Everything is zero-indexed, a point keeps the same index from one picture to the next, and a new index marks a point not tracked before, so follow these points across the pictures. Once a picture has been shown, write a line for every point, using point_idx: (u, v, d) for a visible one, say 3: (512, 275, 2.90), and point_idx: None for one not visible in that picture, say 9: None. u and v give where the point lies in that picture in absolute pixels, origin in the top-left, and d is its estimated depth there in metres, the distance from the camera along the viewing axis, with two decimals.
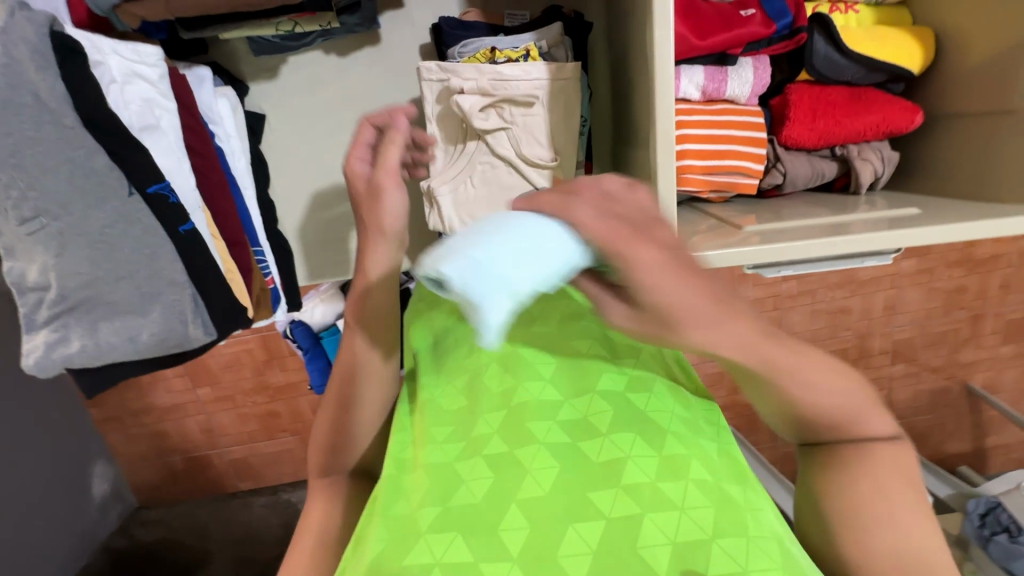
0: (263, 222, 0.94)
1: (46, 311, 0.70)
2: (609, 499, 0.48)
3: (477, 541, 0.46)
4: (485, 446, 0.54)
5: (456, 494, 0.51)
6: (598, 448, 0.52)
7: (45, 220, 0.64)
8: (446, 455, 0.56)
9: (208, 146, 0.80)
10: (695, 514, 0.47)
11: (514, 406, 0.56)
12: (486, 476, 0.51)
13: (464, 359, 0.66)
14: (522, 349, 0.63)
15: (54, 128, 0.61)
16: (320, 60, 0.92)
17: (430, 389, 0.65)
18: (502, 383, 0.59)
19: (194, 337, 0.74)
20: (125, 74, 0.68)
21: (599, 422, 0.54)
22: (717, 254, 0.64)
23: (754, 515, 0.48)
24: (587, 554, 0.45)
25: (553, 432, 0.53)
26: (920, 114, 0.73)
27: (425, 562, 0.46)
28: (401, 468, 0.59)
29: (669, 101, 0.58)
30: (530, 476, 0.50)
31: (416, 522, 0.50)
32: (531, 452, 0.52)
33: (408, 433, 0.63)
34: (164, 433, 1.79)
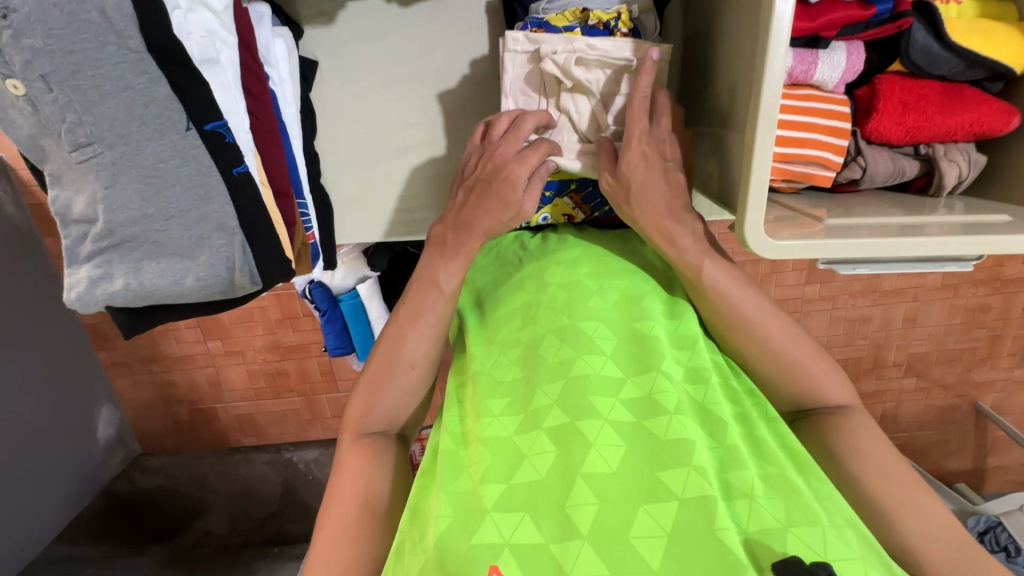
0: (308, 175, 0.91)
1: (91, 245, 0.67)
2: (680, 479, 0.49)
3: (547, 524, 0.50)
4: (545, 422, 0.55)
5: (519, 470, 0.53)
6: (665, 426, 0.53)
7: (100, 148, 0.61)
8: (503, 428, 0.58)
9: (265, 89, 0.76)
10: (767, 504, 0.50)
11: (573, 378, 0.57)
12: (550, 452, 0.53)
13: (517, 332, 0.65)
14: (579, 322, 0.61)
15: (119, 51, 0.58)
16: (381, 8, 0.88)
17: (481, 360, 0.65)
18: (560, 359, 0.60)
19: (238, 285, 0.72)
20: (189, 2, 0.64)
21: (666, 400, 0.55)
22: (799, 244, 0.61)
23: (825, 508, 0.51)
24: (660, 535, 0.47)
25: (617, 410, 0.55)
26: (1015, 118, 0.70)
27: (495, 542, 0.49)
28: (457, 442, 0.60)
29: (777, 78, 0.53)
30: (594, 451, 0.52)
31: (480, 497, 0.52)
32: (595, 427, 0.53)
33: (458, 408, 0.64)
34: (171, 382, 1.78)
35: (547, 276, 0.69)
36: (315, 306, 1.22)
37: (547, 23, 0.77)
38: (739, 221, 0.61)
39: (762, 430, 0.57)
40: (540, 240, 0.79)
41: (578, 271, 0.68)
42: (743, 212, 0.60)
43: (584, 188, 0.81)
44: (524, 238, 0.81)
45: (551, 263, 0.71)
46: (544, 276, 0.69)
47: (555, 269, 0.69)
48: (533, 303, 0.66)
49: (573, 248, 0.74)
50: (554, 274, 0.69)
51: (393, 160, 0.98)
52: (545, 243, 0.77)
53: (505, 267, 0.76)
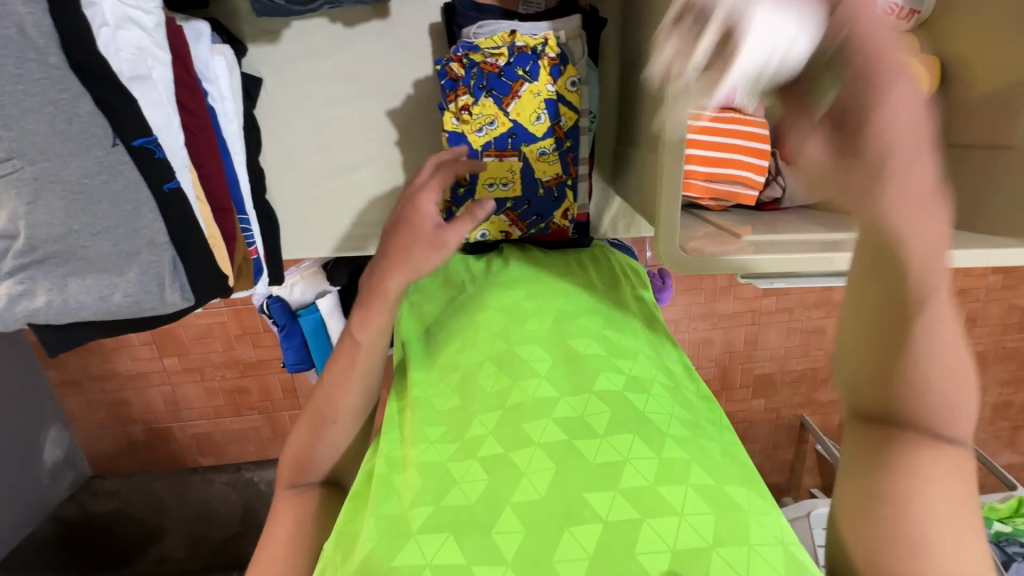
0: (252, 191, 0.90)
1: (11, 261, 0.65)
2: (606, 502, 0.48)
3: (470, 545, 0.47)
4: (479, 448, 0.55)
5: (448, 496, 0.51)
6: (595, 449, 0.52)
7: (19, 164, 0.60)
8: (438, 453, 0.56)
9: (203, 106, 0.77)
10: (696, 521, 0.46)
11: (511, 406, 0.57)
12: (481, 477, 0.52)
13: (458, 355, 0.66)
14: (516, 346, 0.63)
15: (39, 67, 0.57)
16: (326, 28, 0.89)
17: (422, 386, 0.65)
18: (498, 385, 0.60)
19: (170, 301, 0.71)
20: (118, 19, 0.64)
21: (597, 424, 0.54)
22: (715, 259, 0.64)
23: (756, 522, 0.47)
24: (583, 559, 0.44)
25: (550, 431, 0.54)
26: None
27: (416, 565, 0.46)
28: (392, 467, 0.59)
29: None
30: (526, 479, 0.50)
31: (407, 521, 0.50)
32: (528, 455, 0.52)
33: (398, 432, 0.63)
34: (124, 402, 1.72)
35: (489, 300, 0.72)
36: (272, 322, 1.18)
37: (476, 47, 0.80)
38: (656, 236, 0.64)
39: (705, 440, 0.57)
40: (485, 265, 0.81)
41: (519, 294, 0.72)
42: (658, 229, 0.63)
43: (520, 206, 0.83)
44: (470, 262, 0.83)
45: (493, 287, 0.74)
46: (487, 298, 0.72)
47: (496, 292, 0.73)
48: (475, 326, 0.68)
49: (521, 275, 0.77)
50: (496, 296, 0.72)
51: (340, 176, 0.99)
52: (492, 271, 0.79)
53: (452, 292, 0.77)
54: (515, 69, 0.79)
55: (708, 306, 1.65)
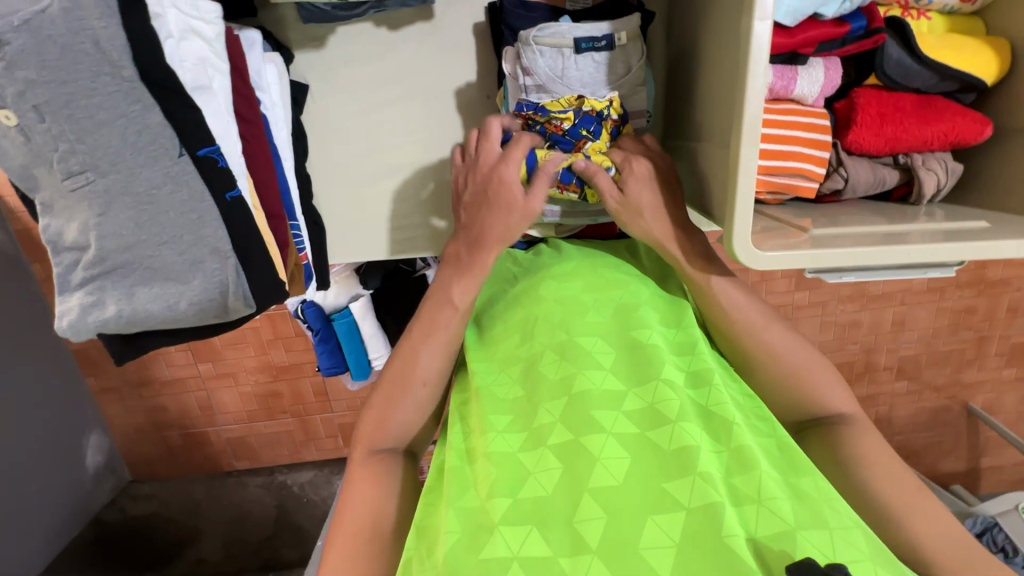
0: (301, 197, 0.91)
1: (83, 272, 0.67)
2: (686, 490, 0.49)
3: (555, 536, 0.49)
4: (548, 436, 0.55)
5: (525, 486, 0.52)
6: (668, 436, 0.53)
7: (92, 176, 0.61)
8: (506, 444, 0.56)
9: (258, 114, 0.77)
10: (774, 506, 0.49)
11: (576, 395, 0.56)
12: (554, 466, 0.53)
13: (516, 349, 0.65)
14: (578, 336, 0.61)
15: (112, 81, 0.58)
16: (371, 32, 0.90)
17: (482, 376, 0.64)
18: (560, 372, 0.59)
19: (234, 308, 0.72)
20: (182, 30, 0.65)
21: (668, 409, 0.54)
22: (787, 255, 0.61)
23: (831, 507, 0.51)
24: (670, 545, 0.47)
25: (621, 422, 0.54)
26: (988, 127, 0.72)
27: (503, 557, 0.48)
28: (462, 459, 0.59)
29: (758, 92, 0.55)
30: (600, 467, 0.51)
31: (487, 514, 0.51)
32: (599, 441, 0.53)
33: (462, 425, 0.62)
34: (162, 408, 1.75)
35: (543, 291, 0.68)
36: (308, 325, 1.21)
37: (543, 106, 0.78)
38: (727, 233, 0.62)
39: (763, 435, 0.57)
40: (533, 255, 0.78)
41: (573, 285, 0.68)
42: (730, 225, 0.61)
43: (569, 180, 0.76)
44: (516, 253, 0.80)
45: (546, 277, 0.70)
46: (540, 289, 0.69)
47: (549, 283, 0.69)
48: (532, 317, 0.66)
49: (568, 258, 0.73)
50: (550, 288, 0.68)
51: (384, 180, 0.99)
52: (538, 257, 0.77)
53: (502, 284, 0.76)
54: (581, 129, 0.78)
55: None
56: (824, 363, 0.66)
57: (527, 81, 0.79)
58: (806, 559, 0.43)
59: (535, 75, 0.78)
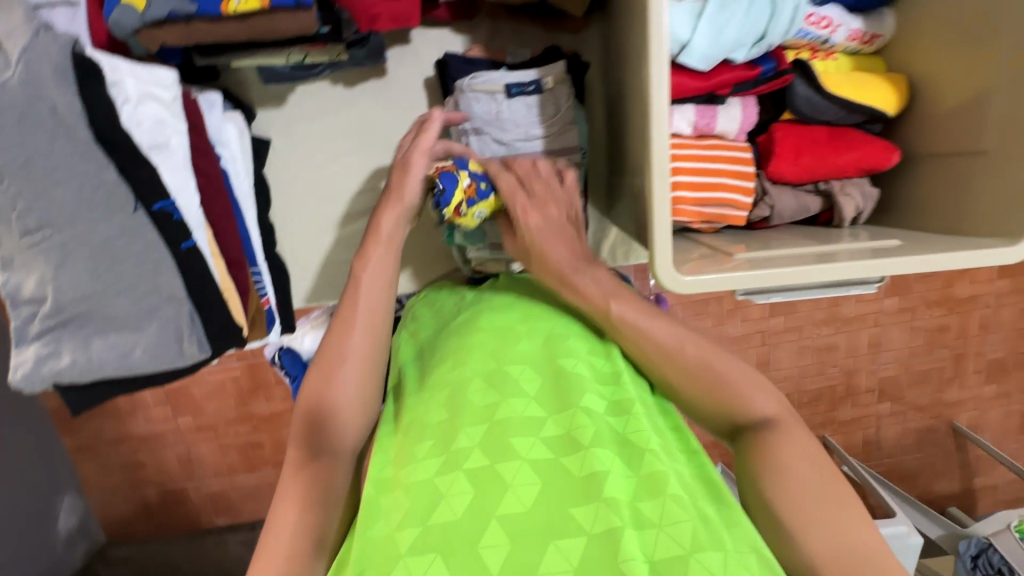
0: (264, 245, 0.95)
1: (39, 324, 0.69)
2: (590, 516, 0.50)
3: (458, 564, 0.48)
4: (466, 461, 0.54)
5: (436, 511, 0.52)
6: (580, 463, 0.53)
7: (49, 232, 0.65)
8: (425, 470, 0.56)
9: (216, 168, 0.82)
10: (674, 531, 0.49)
11: (497, 420, 0.57)
12: (467, 492, 0.52)
13: (449, 372, 0.64)
14: (506, 365, 0.62)
15: (69, 142, 0.62)
16: (328, 90, 0.96)
17: (413, 407, 0.64)
18: (486, 399, 0.59)
19: (189, 352, 0.74)
20: (139, 95, 0.70)
21: (581, 435, 0.55)
22: (711, 278, 0.65)
23: (730, 533, 0.51)
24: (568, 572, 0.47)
25: (536, 449, 0.55)
26: (896, 153, 0.78)
27: None
28: (380, 488, 0.59)
29: (663, 130, 0.60)
30: (511, 493, 0.52)
31: (396, 543, 0.51)
32: (513, 468, 0.53)
33: (384, 452, 0.63)
34: (139, 465, 1.72)
35: (479, 321, 0.70)
36: None
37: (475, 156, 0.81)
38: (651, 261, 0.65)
39: (679, 459, 0.58)
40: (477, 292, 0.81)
41: (510, 315, 0.70)
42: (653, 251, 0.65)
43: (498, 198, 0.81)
44: (464, 292, 0.83)
45: (484, 308, 0.73)
46: (478, 320, 0.71)
47: (490, 314, 0.71)
48: (465, 346, 0.67)
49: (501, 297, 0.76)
50: (487, 319, 0.70)
51: (346, 225, 1.03)
52: (484, 292, 0.80)
53: (445, 317, 0.78)
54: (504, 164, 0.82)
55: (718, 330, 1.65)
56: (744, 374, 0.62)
57: (466, 125, 0.85)
58: None
59: (473, 119, 0.85)
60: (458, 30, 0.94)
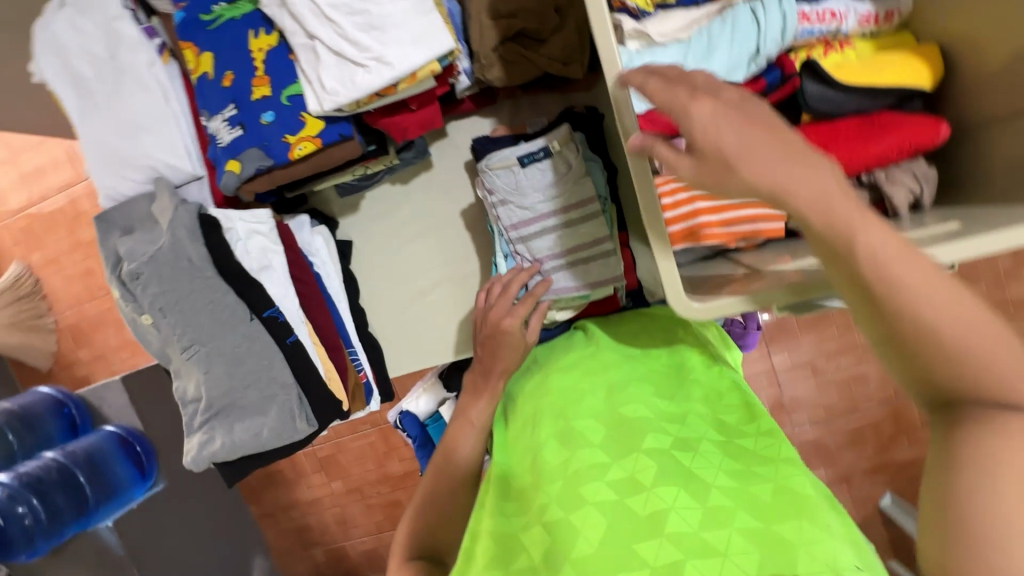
0: (357, 328, 1.12)
1: (200, 417, 0.90)
2: (654, 550, 0.53)
3: None
4: (543, 514, 0.61)
5: (517, 560, 0.61)
6: (642, 502, 0.57)
7: (197, 347, 0.86)
8: (513, 525, 0.65)
9: (310, 274, 1.01)
10: (740, 558, 0.50)
11: (570, 475, 0.62)
12: (545, 539, 0.59)
13: (529, 438, 0.72)
14: (575, 421, 0.68)
15: (202, 280, 0.84)
16: (389, 190, 1.14)
17: (503, 464, 0.74)
18: (558, 458, 0.65)
19: (301, 428, 0.90)
20: (247, 233, 0.92)
21: (644, 477, 0.59)
22: (728, 300, 0.61)
23: (808, 550, 0.49)
24: None
25: (602, 492, 0.59)
26: (943, 125, 0.70)
27: None
28: (473, 540, 0.67)
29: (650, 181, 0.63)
30: (583, 536, 0.57)
31: None
32: (582, 514, 0.58)
33: (482, 505, 0.71)
34: (307, 527, 1.99)
35: (550, 382, 0.78)
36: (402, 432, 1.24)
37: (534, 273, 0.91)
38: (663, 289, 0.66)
39: (756, 483, 0.58)
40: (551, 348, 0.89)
41: (573, 373, 0.77)
42: (663, 278, 0.65)
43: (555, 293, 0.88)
44: (550, 353, 0.89)
45: (554, 371, 0.80)
46: (549, 382, 0.78)
47: (555, 374, 0.79)
48: (540, 411, 0.74)
49: (575, 354, 0.83)
50: (556, 379, 0.77)
51: (424, 299, 1.18)
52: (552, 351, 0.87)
53: (528, 375, 0.86)
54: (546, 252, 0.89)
55: (846, 338, 1.45)
56: (1003, 348, 0.41)
57: (493, 199, 0.96)
58: None
59: (497, 192, 0.94)
60: (486, 115, 1.07)
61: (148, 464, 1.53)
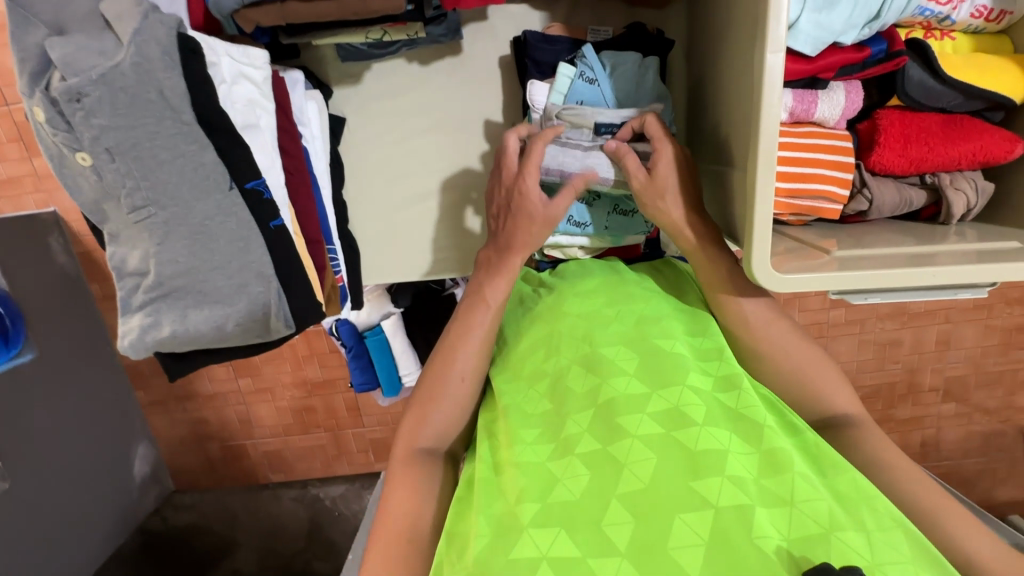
0: (337, 222, 0.96)
1: (142, 295, 0.73)
2: (715, 490, 0.51)
3: (582, 538, 0.50)
4: (576, 445, 0.56)
5: (554, 491, 0.54)
6: (695, 438, 0.54)
7: (153, 210, 0.68)
8: (535, 453, 0.58)
9: (300, 148, 0.83)
10: (807, 507, 0.50)
11: (603, 404, 0.58)
12: (582, 473, 0.54)
13: (542, 364, 0.66)
14: (601, 348, 0.63)
15: (173, 123, 0.65)
16: (403, 68, 0.95)
17: (510, 396, 0.66)
18: (584, 385, 0.61)
19: (275, 328, 0.77)
20: (234, 75, 0.72)
21: (694, 413, 0.56)
22: (807, 277, 0.62)
23: (870, 509, 0.52)
24: (700, 545, 0.48)
25: (645, 425, 0.55)
26: (1019, 146, 0.71)
27: (534, 556, 0.49)
28: (493, 470, 0.60)
29: (773, 145, 0.57)
30: (627, 471, 0.53)
31: (517, 516, 0.53)
32: (626, 446, 0.54)
33: (490, 440, 0.64)
34: (205, 421, 1.67)
35: (566, 306, 0.70)
36: (342, 343, 1.12)
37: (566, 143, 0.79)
38: (747, 257, 0.63)
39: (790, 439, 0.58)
40: (556, 272, 0.79)
41: (595, 300, 0.70)
42: (749, 246, 0.62)
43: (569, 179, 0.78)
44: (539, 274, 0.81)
45: (569, 294, 0.72)
46: (563, 305, 0.71)
47: (574, 299, 0.71)
48: (555, 333, 0.68)
49: (596, 273, 0.75)
50: (573, 304, 0.70)
51: (414, 205, 1.04)
52: (563, 273, 0.78)
53: (525, 304, 0.77)
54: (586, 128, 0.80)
55: None
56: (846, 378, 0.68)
57: None
58: (829, 563, 0.45)
59: None
60: (536, 6, 0.91)
61: (12, 329, 1.30)
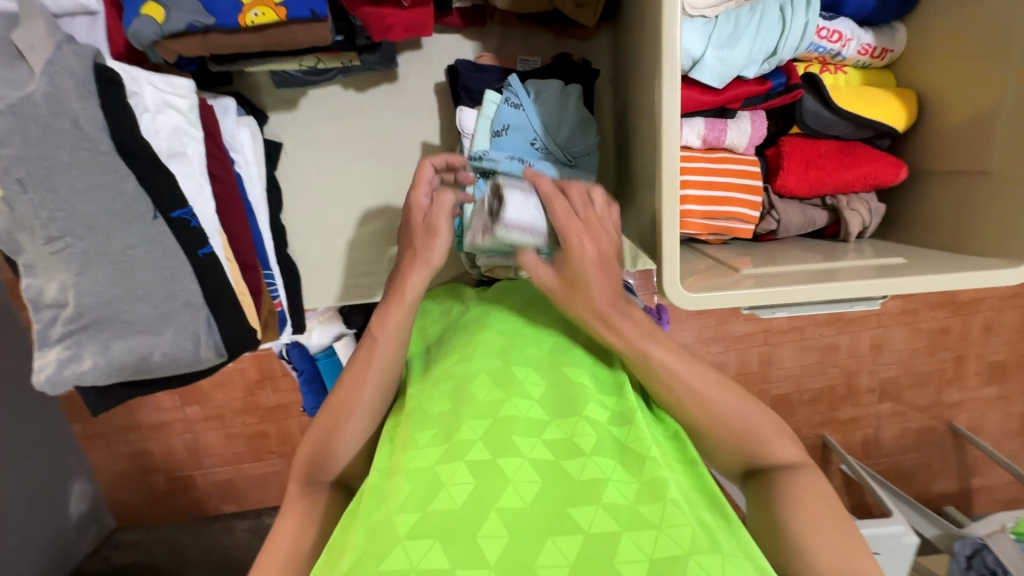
0: (274, 247, 0.95)
1: (60, 328, 0.71)
2: (587, 513, 0.51)
3: (456, 549, 0.49)
4: (467, 452, 0.56)
5: (437, 498, 0.53)
6: (579, 467, 0.55)
7: (71, 241, 0.66)
8: (427, 460, 0.57)
9: (231, 173, 0.83)
10: (673, 532, 0.50)
11: (501, 418, 0.58)
12: (468, 483, 0.53)
13: (452, 368, 0.67)
14: (512, 365, 0.65)
15: (90, 153, 0.65)
16: (340, 94, 0.97)
17: (417, 398, 0.66)
18: (489, 396, 0.61)
19: (205, 357, 0.75)
20: (158, 104, 0.72)
21: (583, 442, 0.57)
22: (716, 294, 0.66)
23: (731, 538, 0.52)
24: (564, 566, 0.48)
25: (537, 449, 0.56)
26: (903, 170, 0.79)
27: (403, 567, 0.48)
28: (382, 477, 0.60)
29: (675, 165, 0.62)
30: (511, 488, 0.53)
31: (395, 525, 0.51)
32: (514, 464, 0.55)
33: (389, 445, 0.64)
34: (148, 451, 1.60)
35: (488, 321, 0.73)
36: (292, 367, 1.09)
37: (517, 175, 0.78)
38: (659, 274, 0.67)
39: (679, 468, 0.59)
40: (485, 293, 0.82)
41: (515, 318, 0.73)
42: (660, 264, 0.66)
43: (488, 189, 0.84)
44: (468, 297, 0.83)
45: (493, 310, 0.75)
46: (485, 320, 0.73)
47: (498, 315, 0.73)
48: (472, 345, 0.69)
49: (518, 294, 0.79)
50: (495, 320, 0.72)
51: (354, 228, 1.04)
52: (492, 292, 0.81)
53: (453, 317, 0.79)
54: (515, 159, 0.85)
55: (719, 328, 1.53)
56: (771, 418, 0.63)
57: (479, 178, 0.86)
58: None
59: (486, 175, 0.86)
60: (469, 37, 0.95)
61: None
